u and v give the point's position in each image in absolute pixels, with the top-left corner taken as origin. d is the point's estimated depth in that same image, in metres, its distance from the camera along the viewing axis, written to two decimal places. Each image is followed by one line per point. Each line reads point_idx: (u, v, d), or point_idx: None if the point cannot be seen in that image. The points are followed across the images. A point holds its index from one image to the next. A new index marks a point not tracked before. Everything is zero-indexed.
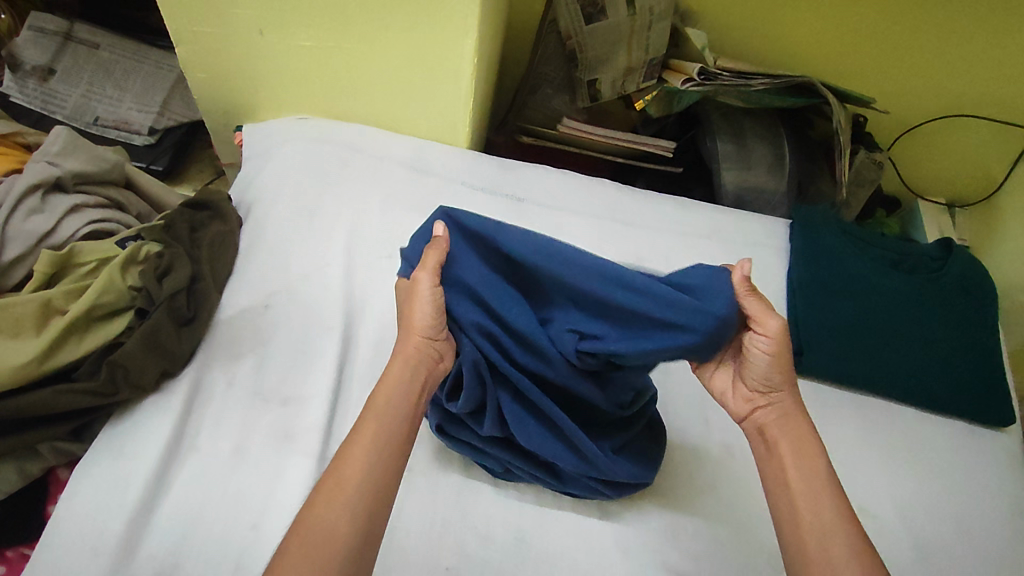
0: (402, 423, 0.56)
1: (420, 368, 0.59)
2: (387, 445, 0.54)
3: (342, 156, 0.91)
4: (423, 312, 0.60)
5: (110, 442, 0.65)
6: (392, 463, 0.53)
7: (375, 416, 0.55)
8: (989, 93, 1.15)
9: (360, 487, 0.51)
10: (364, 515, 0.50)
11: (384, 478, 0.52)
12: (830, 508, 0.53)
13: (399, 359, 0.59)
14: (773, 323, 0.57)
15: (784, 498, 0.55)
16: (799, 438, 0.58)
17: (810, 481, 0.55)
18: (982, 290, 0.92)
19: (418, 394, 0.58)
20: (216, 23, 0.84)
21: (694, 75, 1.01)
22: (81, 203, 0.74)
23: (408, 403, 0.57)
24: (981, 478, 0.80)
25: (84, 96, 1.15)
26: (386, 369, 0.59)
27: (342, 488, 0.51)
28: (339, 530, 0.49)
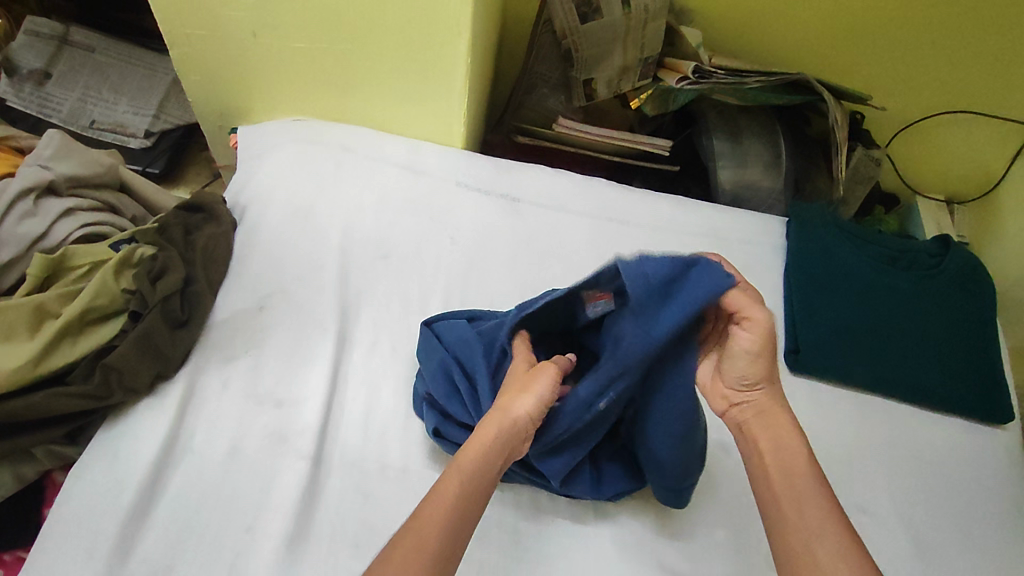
0: (484, 488, 0.52)
1: (510, 443, 0.56)
2: (468, 508, 0.50)
3: (337, 158, 0.91)
4: (525, 405, 0.58)
5: (105, 445, 0.65)
6: (465, 530, 0.50)
7: (459, 478, 0.51)
8: (987, 88, 1.15)
9: (439, 553, 0.47)
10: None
11: (459, 546, 0.49)
12: (818, 509, 0.51)
13: (494, 422, 0.56)
14: (760, 317, 0.55)
15: (770, 496, 0.54)
16: (783, 435, 0.57)
17: (795, 482, 0.53)
18: (979, 286, 0.92)
19: (502, 462, 0.55)
20: (210, 25, 0.84)
21: (689, 73, 1.00)
22: (75, 206, 0.74)
23: (492, 471, 0.54)
24: (979, 475, 0.80)
25: (79, 99, 1.15)
26: (478, 432, 0.56)
27: (418, 551, 0.46)
28: None
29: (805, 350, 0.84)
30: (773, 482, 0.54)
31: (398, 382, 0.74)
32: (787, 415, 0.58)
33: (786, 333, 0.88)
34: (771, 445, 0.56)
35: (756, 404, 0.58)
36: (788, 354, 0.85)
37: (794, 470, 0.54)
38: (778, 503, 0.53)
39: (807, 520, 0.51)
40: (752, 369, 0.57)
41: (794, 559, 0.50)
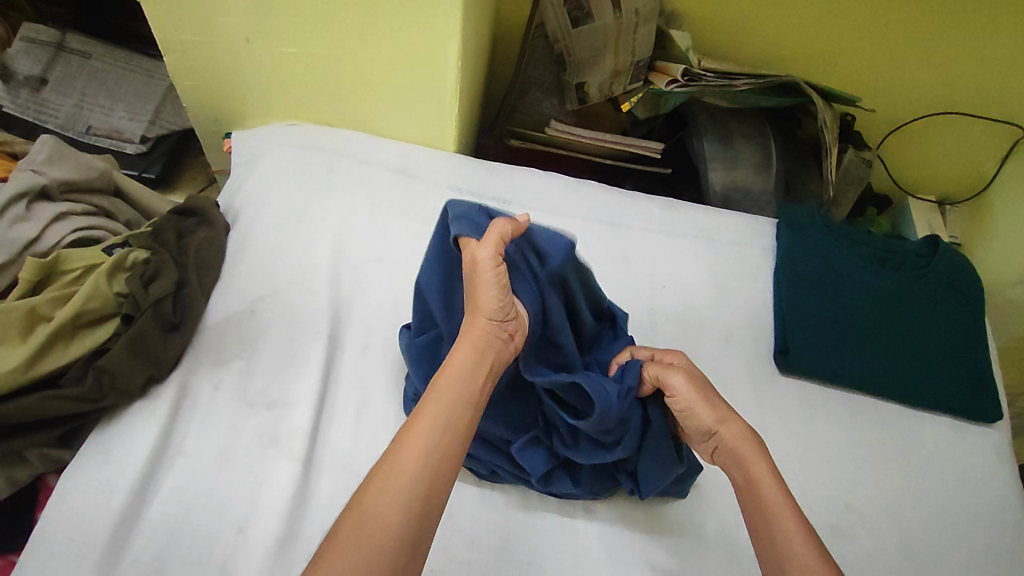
0: (467, 404, 0.54)
1: (488, 350, 0.58)
2: (450, 425, 0.52)
3: (330, 162, 0.92)
4: (489, 296, 0.60)
5: (97, 447, 0.66)
6: (455, 447, 0.51)
7: (438, 399, 0.53)
8: (977, 89, 1.15)
9: (419, 470, 0.49)
10: (421, 500, 0.48)
11: (442, 461, 0.50)
12: (785, 526, 0.53)
13: (468, 337, 0.58)
14: (673, 380, 0.64)
15: (760, 535, 0.54)
16: (757, 471, 0.58)
17: (765, 506, 0.55)
18: (968, 286, 0.93)
19: (484, 375, 0.57)
20: (203, 30, 0.85)
21: (678, 76, 1.01)
22: (68, 211, 0.75)
23: (473, 386, 0.55)
24: (967, 474, 0.80)
25: (75, 105, 1.16)
26: (453, 349, 0.57)
27: (398, 474, 0.48)
28: (394, 511, 0.46)
29: (794, 350, 0.85)
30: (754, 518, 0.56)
31: (389, 384, 0.74)
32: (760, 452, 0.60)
33: (776, 333, 0.88)
34: (747, 488, 0.58)
35: (728, 446, 0.61)
36: (777, 354, 0.86)
37: (772, 506, 0.55)
38: (766, 540, 0.53)
39: (791, 553, 0.51)
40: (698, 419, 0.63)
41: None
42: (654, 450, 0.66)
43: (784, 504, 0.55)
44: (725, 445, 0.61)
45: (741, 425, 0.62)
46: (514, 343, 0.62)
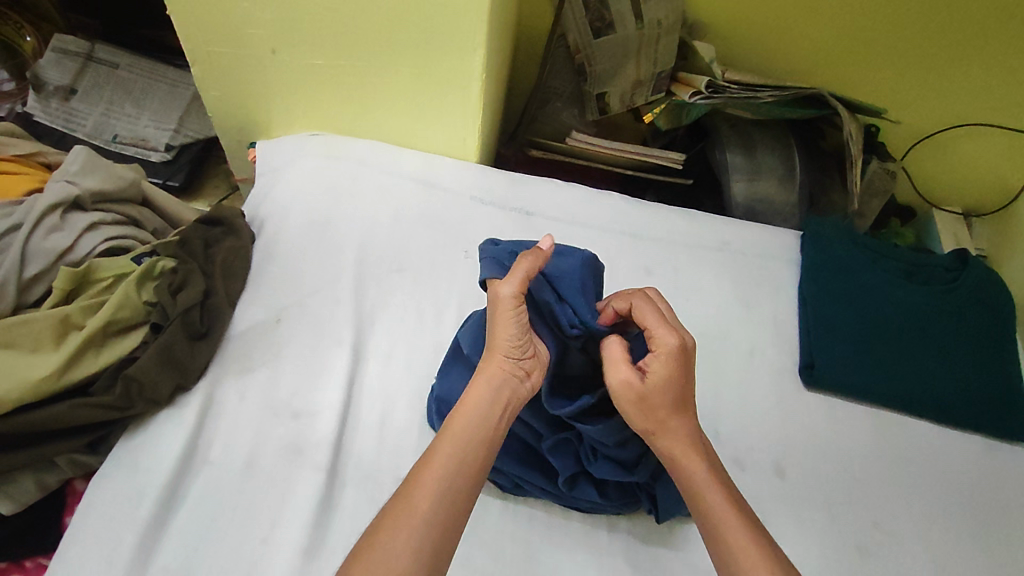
0: (479, 446, 0.54)
1: (504, 389, 0.58)
2: (463, 467, 0.52)
3: (353, 172, 0.92)
4: (507, 332, 0.60)
5: (126, 454, 0.66)
6: (465, 492, 0.52)
7: (449, 443, 0.53)
8: (1003, 101, 1.14)
9: (430, 516, 0.49)
10: (430, 546, 0.48)
11: (454, 505, 0.51)
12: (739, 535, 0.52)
13: (484, 377, 0.58)
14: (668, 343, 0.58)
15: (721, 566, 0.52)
16: (699, 488, 0.56)
17: (712, 521, 0.54)
18: (997, 301, 0.91)
19: (500, 414, 0.57)
20: (231, 42, 0.86)
21: (701, 87, 1.00)
22: (99, 220, 0.76)
23: (487, 428, 0.55)
24: (999, 493, 0.79)
25: (103, 114, 1.18)
26: (468, 389, 0.58)
27: (408, 518, 0.49)
28: (403, 558, 0.47)
29: (820, 365, 0.84)
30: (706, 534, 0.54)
31: (411, 394, 0.74)
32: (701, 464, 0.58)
33: (801, 346, 0.87)
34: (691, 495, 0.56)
35: (671, 456, 0.58)
36: (802, 368, 0.85)
37: (728, 531, 0.53)
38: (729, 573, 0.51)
39: (745, 571, 0.50)
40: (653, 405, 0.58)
41: None
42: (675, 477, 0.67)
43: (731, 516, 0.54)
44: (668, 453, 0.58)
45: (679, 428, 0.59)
46: (533, 381, 0.61)
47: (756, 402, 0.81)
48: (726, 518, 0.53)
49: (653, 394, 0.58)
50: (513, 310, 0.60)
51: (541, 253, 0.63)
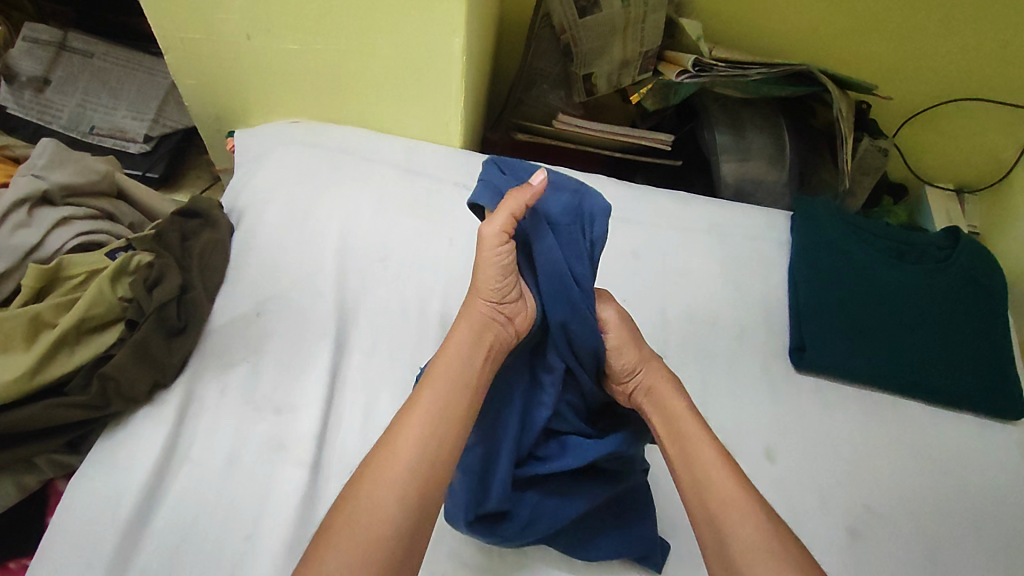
0: (463, 390, 0.54)
1: (486, 333, 0.58)
2: (448, 416, 0.53)
3: (333, 160, 0.90)
4: (490, 275, 0.59)
5: (105, 453, 0.65)
6: (452, 439, 0.52)
7: (431, 389, 0.54)
8: (996, 75, 1.12)
9: (414, 465, 0.50)
10: (415, 497, 0.49)
11: (439, 454, 0.51)
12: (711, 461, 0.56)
13: (465, 325, 0.58)
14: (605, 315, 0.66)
15: (681, 476, 0.57)
16: (678, 415, 0.60)
17: (684, 443, 0.58)
18: (990, 279, 0.90)
19: (483, 358, 0.57)
20: (204, 27, 0.83)
21: (688, 66, 0.98)
22: (70, 215, 0.74)
23: (466, 382, 0.55)
24: (990, 473, 0.78)
25: (79, 105, 1.15)
26: (449, 334, 0.58)
27: (391, 467, 0.49)
28: (387, 508, 0.48)
29: (812, 348, 0.83)
30: (678, 455, 0.58)
31: (396, 386, 0.73)
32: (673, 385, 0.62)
33: (790, 329, 0.86)
34: (664, 421, 0.60)
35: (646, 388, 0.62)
36: (792, 352, 0.84)
37: (698, 446, 0.57)
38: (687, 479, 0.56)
39: (715, 488, 0.55)
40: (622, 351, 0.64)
41: (708, 511, 0.54)
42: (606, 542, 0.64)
43: (702, 439, 0.58)
44: (646, 384, 0.62)
45: (653, 363, 0.63)
46: (516, 326, 0.60)
47: (746, 387, 0.80)
48: (699, 439, 0.58)
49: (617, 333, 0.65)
50: (493, 246, 0.58)
51: (532, 188, 0.58)
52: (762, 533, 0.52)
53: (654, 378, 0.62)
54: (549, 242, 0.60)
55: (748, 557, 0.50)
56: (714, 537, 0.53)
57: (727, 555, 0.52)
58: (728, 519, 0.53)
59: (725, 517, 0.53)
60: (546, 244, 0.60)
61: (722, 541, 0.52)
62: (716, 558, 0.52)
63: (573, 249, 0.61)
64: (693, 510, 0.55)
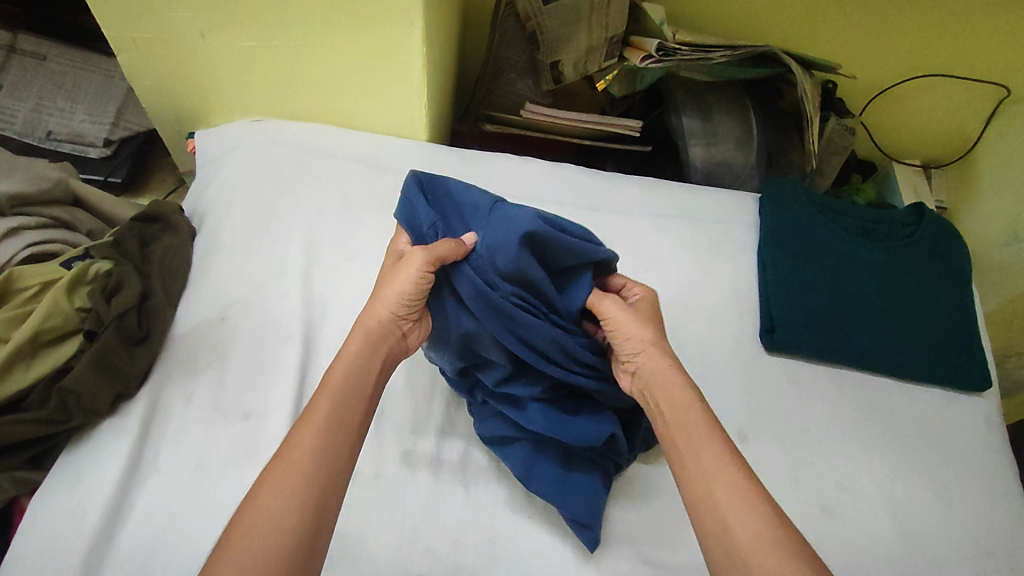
0: (358, 400, 0.56)
1: (382, 345, 0.60)
2: (343, 425, 0.53)
3: (297, 158, 0.89)
4: (400, 292, 0.60)
5: (68, 468, 0.64)
6: (345, 446, 0.53)
7: (327, 399, 0.54)
8: (957, 51, 1.13)
9: (311, 473, 0.49)
10: (315, 503, 0.48)
11: (337, 462, 0.51)
12: (711, 452, 0.53)
13: (359, 334, 0.59)
14: (608, 305, 0.65)
15: (676, 466, 0.55)
16: (680, 402, 0.57)
17: (684, 432, 0.55)
18: (953, 253, 0.91)
19: (378, 368, 0.59)
20: (155, 26, 0.81)
21: (652, 51, 0.96)
22: (21, 225, 0.72)
23: (362, 388, 0.56)
24: (957, 444, 0.80)
25: (33, 110, 1.12)
26: (345, 344, 0.59)
27: (290, 476, 0.49)
28: (286, 515, 0.47)
29: (782, 329, 0.83)
30: (677, 443, 0.55)
31: None
32: (671, 363, 0.60)
33: (761, 310, 0.87)
34: (667, 408, 0.57)
35: (650, 378, 0.60)
36: (763, 333, 0.84)
37: (696, 436, 0.54)
38: (683, 467, 0.54)
39: (713, 481, 0.51)
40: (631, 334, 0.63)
41: (702, 505, 0.51)
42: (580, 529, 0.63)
43: (701, 427, 0.55)
44: (641, 368, 0.61)
45: (659, 353, 0.61)
46: (408, 342, 0.63)
47: (718, 370, 0.81)
48: (699, 429, 0.55)
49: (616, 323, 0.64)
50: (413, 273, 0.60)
51: (464, 245, 0.62)
52: (764, 528, 0.48)
53: (659, 368, 0.60)
54: (466, 270, 0.62)
55: (754, 550, 0.47)
56: (715, 527, 0.50)
57: (731, 546, 0.48)
58: (727, 515, 0.49)
59: (722, 514, 0.50)
60: (465, 270, 0.62)
61: (725, 532, 0.49)
62: (719, 547, 0.49)
63: (488, 270, 0.62)
64: (694, 501, 0.52)
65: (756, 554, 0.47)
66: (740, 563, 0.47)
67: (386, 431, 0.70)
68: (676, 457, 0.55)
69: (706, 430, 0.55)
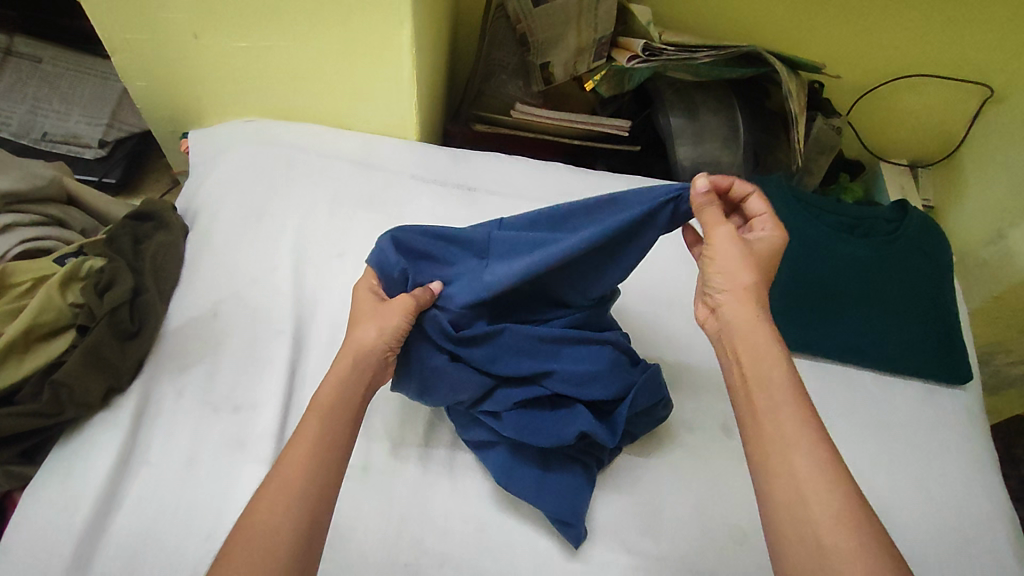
0: (347, 417, 0.56)
1: (367, 373, 0.59)
2: (332, 440, 0.54)
3: (288, 157, 0.90)
4: (389, 326, 0.60)
5: (60, 461, 0.65)
6: (336, 461, 0.53)
7: (316, 418, 0.55)
8: (941, 52, 1.15)
9: (303, 489, 0.50)
10: (308, 518, 0.49)
11: (328, 476, 0.52)
12: (790, 416, 0.51)
13: (345, 363, 0.59)
14: (721, 233, 0.59)
15: (749, 421, 0.52)
16: (761, 359, 0.54)
17: (763, 391, 0.53)
18: (936, 250, 0.93)
19: (363, 392, 0.59)
20: (150, 27, 0.82)
21: (638, 51, 0.99)
22: (14, 222, 0.73)
23: (349, 408, 0.57)
24: (938, 436, 0.81)
25: (29, 111, 1.13)
26: (330, 371, 0.58)
27: (282, 494, 0.49)
28: (280, 531, 0.47)
29: None
30: (754, 400, 0.53)
31: None
32: (760, 314, 0.57)
33: None
34: (747, 363, 0.55)
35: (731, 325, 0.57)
36: None
37: (773, 397, 0.52)
38: (760, 426, 0.51)
39: (789, 447, 0.49)
40: (730, 266, 0.58)
41: (770, 471, 0.49)
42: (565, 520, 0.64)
43: (784, 388, 0.52)
44: (725, 308, 0.58)
45: (745, 300, 0.57)
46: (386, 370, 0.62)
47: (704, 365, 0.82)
48: (780, 390, 0.52)
49: (718, 249, 0.59)
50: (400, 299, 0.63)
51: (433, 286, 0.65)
52: (837, 503, 0.46)
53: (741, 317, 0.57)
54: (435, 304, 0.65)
55: (826, 524, 0.46)
56: (788, 495, 0.48)
57: (800, 513, 0.47)
58: (800, 485, 0.48)
59: (793, 482, 0.48)
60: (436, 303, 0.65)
61: (796, 497, 0.47)
62: (785, 511, 0.47)
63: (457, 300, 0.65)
64: (763, 466, 0.50)
65: (826, 528, 0.45)
66: (809, 532, 0.46)
67: (375, 424, 0.71)
68: (752, 412, 0.53)
69: (789, 391, 0.52)
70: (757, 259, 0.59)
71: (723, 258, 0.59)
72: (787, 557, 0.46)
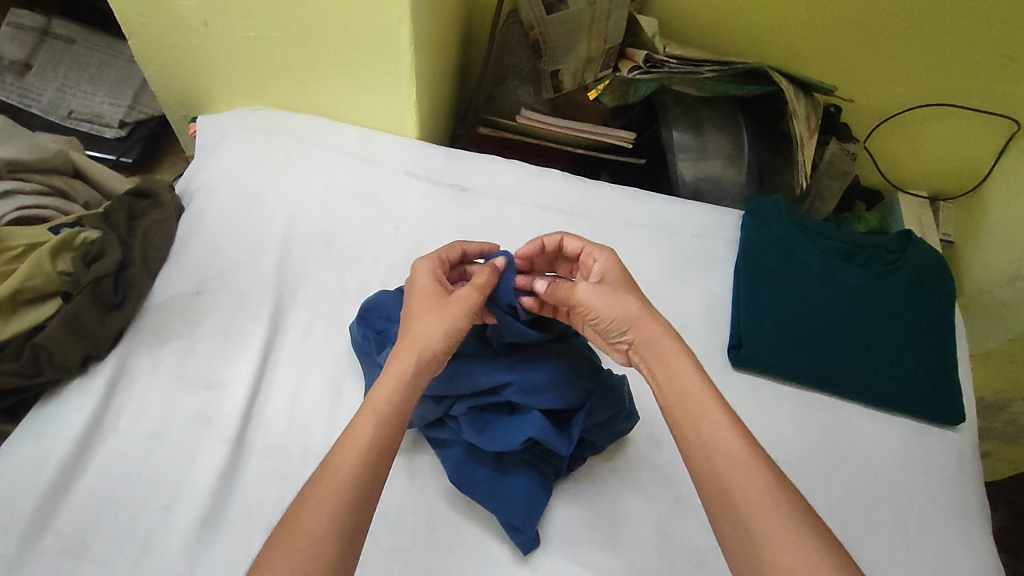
0: (399, 418, 0.55)
1: (421, 373, 0.58)
2: (381, 442, 0.52)
3: (288, 146, 0.92)
4: (443, 322, 0.60)
5: (35, 421, 0.67)
6: (381, 465, 0.52)
7: (370, 415, 0.54)
8: (964, 83, 1.12)
9: (347, 491, 0.49)
10: (349, 521, 0.48)
11: (372, 479, 0.51)
12: (711, 419, 0.53)
13: (404, 357, 0.58)
14: (581, 291, 0.62)
15: (677, 433, 0.55)
16: (678, 374, 0.57)
17: (685, 401, 0.55)
18: (940, 283, 0.90)
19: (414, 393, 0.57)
20: (163, 13, 0.85)
21: (640, 62, 1.00)
22: (15, 189, 0.76)
23: (402, 405, 0.55)
24: (923, 477, 0.77)
25: (58, 90, 1.18)
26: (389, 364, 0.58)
27: (326, 497, 0.48)
28: (322, 535, 0.46)
29: (750, 347, 0.83)
30: (678, 415, 0.55)
31: (327, 368, 0.74)
32: (665, 332, 0.60)
33: (732, 328, 0.86)
34: (666, 378, 0.57)
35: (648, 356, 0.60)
36: (730, 349, 0.84)
37: (694, 404, 0.55)
38: (686, 438, 0.53)
39: (716, 450, 0.51)
40: (618, 304, 0.61)
41: (706, 477, 0.51)
42: (517, 526, 0.63)
43: (703, 395, 0.55)
44: (638, 341, 0.61)
45: (651, 320, 0.60)
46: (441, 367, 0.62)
47: None
48: (700, 397, 0.55)
49: (592, 305, 0.62)
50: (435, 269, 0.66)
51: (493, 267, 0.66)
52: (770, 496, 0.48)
53: (653, 337, 0.60)
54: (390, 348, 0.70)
55: (762, 519, 0.47)
56: (723, 499, 0.50)
57: (738, 516, 0.48)
58: (731, 485, 0.49)
59: (725, 484, 0.50)
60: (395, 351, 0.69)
61: (732, 503, 0.49)
62: (727, 520, 0.49)
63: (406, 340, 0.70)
64: (699, 473, 0.52)
65: (763, 524, 0.47)
66: (748, 530, 0.47)
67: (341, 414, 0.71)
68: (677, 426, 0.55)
69: (706, 395, 0.55)
70: (629, 287, 0.63)
71: (604, 305, 0.62)
72: (737, 560, 0.48)
